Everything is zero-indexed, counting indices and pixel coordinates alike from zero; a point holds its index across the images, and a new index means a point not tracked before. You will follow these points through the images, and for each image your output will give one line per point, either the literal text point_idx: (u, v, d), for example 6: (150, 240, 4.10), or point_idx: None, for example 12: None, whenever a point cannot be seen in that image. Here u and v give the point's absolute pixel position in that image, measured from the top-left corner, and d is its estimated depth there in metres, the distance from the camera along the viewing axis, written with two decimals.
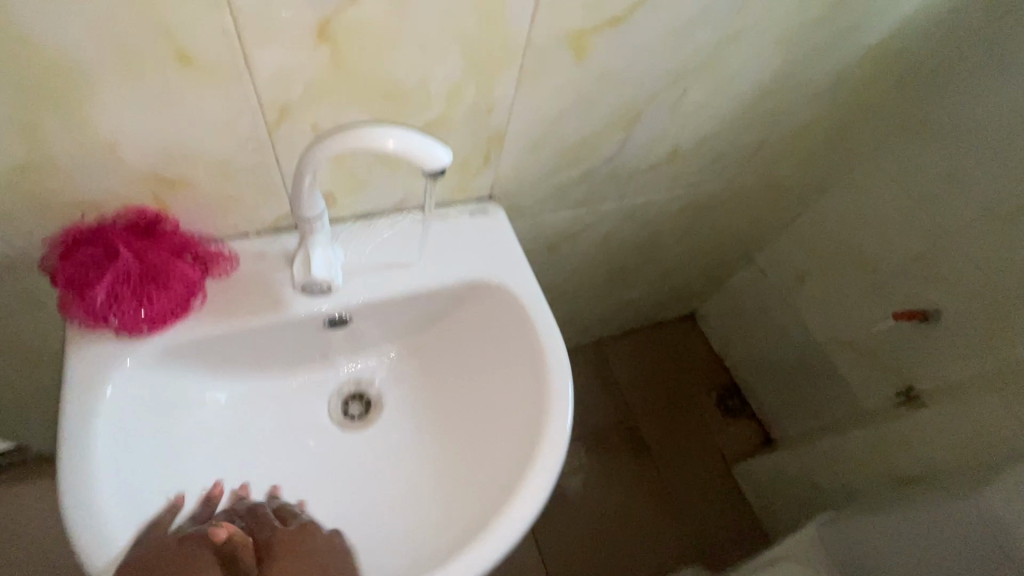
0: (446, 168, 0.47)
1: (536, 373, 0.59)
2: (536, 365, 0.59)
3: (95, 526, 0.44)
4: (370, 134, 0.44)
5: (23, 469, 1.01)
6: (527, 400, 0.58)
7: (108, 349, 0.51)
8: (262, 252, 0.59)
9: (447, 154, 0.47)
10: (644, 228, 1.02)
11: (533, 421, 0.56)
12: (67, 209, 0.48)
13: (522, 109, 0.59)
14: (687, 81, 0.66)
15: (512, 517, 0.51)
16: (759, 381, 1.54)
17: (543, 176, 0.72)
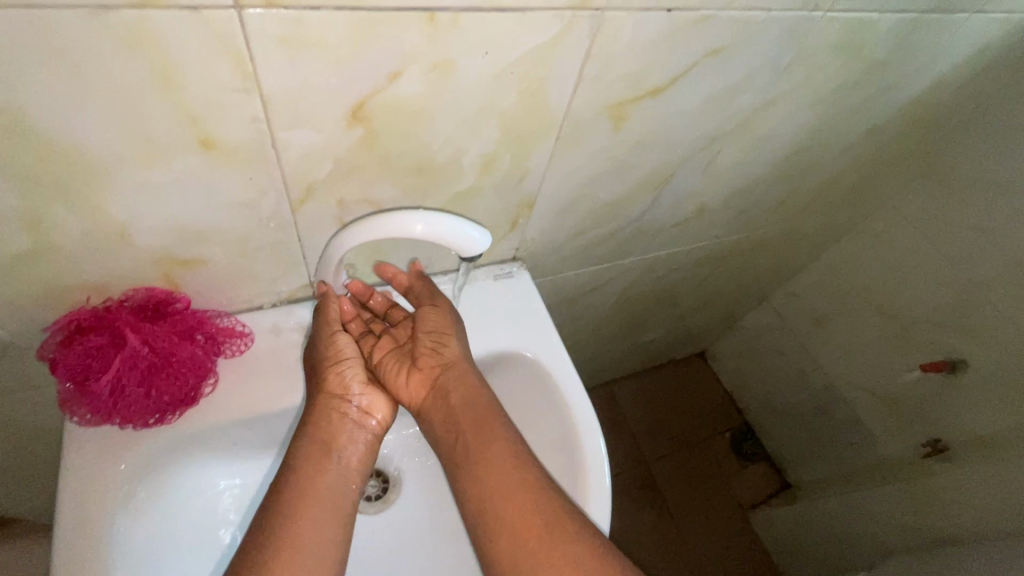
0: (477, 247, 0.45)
1: (571, 457, 0.56)
2: (571, 448, 0.56)
3: None
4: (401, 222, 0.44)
5: None
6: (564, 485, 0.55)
7: (110, 444, 0.46)
8: (277, 326, 0.55)
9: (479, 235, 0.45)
10: (664, 278, 0.99)
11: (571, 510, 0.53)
12: (71, 294, 0.44)
13: (555, 176, 0.56)
14: (722, 143, 0.64)
15: None
16: (775, 424, 1.51)
17: (569, 237, 0.69)
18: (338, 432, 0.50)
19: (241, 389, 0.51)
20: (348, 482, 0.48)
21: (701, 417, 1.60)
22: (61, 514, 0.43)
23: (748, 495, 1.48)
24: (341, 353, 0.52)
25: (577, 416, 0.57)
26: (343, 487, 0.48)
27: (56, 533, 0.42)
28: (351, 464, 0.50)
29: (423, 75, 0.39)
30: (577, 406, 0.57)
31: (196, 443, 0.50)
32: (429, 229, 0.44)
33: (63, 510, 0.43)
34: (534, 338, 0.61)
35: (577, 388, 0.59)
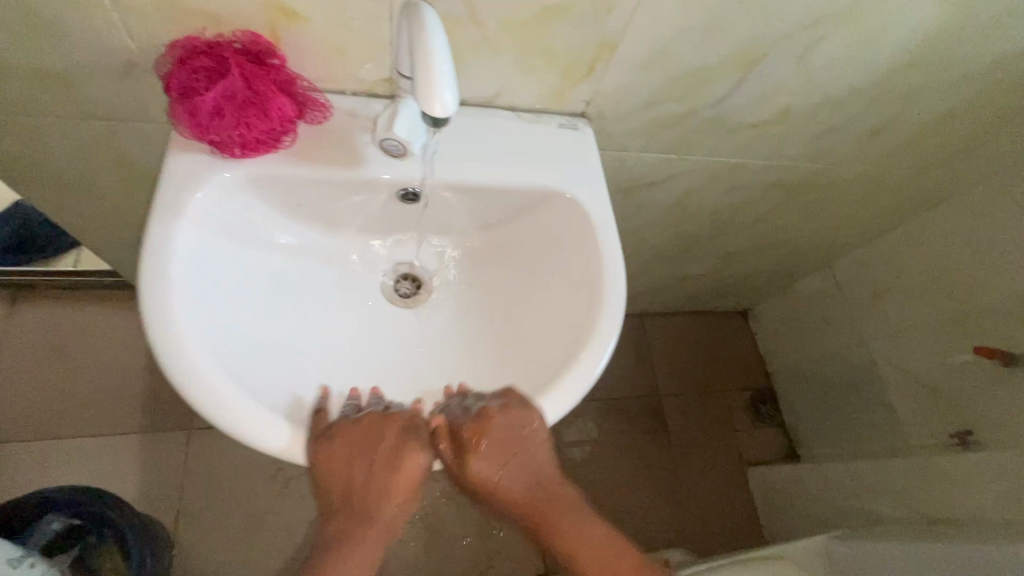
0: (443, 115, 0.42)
1: (589, 302, 0.58)
2: (591, 297, 0.58)
3: (162, 311, 0.48)
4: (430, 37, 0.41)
5: None
6: (573, 324, 0.58)
7: (203, 162, 0.53)
8: (354, 112, 0.60)
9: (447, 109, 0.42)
10: (726, 197, 0.97)
11: (572, 347, 0.56)
12: (191, 19, 0.50)
13: (642, 18, 0.56)
14: (826, 28, 0.61)
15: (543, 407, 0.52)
16: (799, 392, 1.49)
17: (642, 105, 0.69)
18: (366, 509, 0.50)
19: (314, 154, 0.56)
20: (373, 553, 0.50)
21: (726, 370, 1.59)
22: (155, 217, 0.51)
23: (754, 451, 1.50)
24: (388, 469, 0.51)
25: (606, 269, 0.58)
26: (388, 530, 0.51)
27: (149, 232, 0.50)
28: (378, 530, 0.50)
29: None
30: (610, 261, 0.58)
31: (267, 192, 0.57)
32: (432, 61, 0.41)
33: (157, 214, 0.51)
34: (586, 188, 0.63)
35: (615, 247, 0.60)
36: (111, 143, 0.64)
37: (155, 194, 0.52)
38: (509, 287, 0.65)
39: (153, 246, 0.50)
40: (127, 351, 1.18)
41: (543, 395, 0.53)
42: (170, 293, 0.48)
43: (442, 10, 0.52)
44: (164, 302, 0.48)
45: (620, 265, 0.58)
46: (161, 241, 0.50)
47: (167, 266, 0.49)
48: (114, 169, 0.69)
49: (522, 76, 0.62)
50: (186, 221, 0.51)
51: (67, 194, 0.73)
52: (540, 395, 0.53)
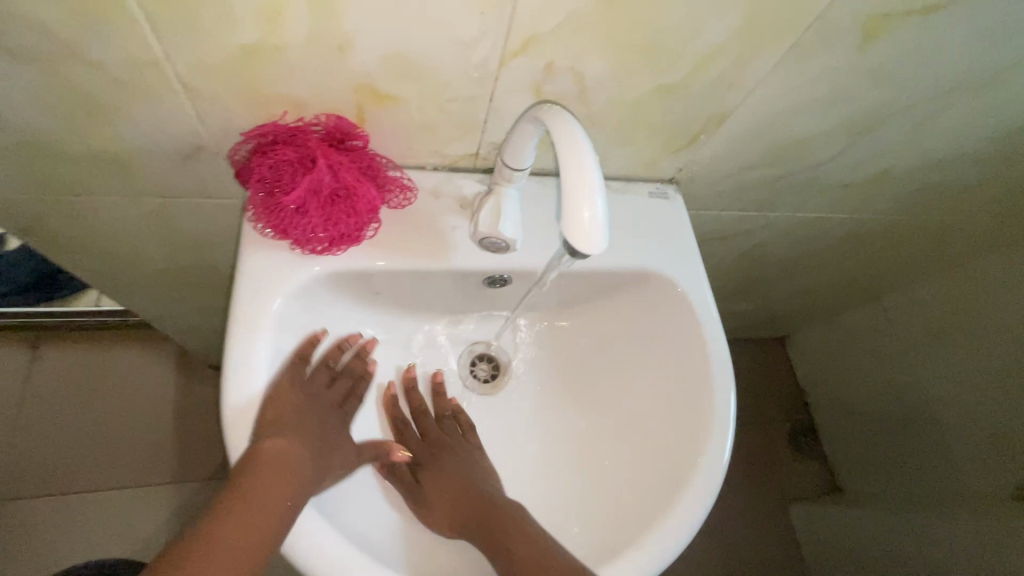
0: (588, 246, 0.35)
1: (697, 408, 0.53)
2: (698, 403, 0.53)
3: (252, 442, 0.43)
4: (571, 142, 0.36)
5: None
6: (677, 434, 0.53)
7: (279, 258, 0.47)
8: (437, 191, 0.54)
9: (599, 239, 0.35)
10: (795, 245, 0.92)
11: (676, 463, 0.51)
12: (271, 106, 0.44)
13: (763, 94, 0.50)
14: (953, 99, 0.55)
15: (671, 527, 0.47)
16: (842, 427, 1.43)
17: (737, 170, 0.64)
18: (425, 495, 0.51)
19: (399, 244, 0.51)
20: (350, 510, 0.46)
21: (766, 400, 1.54)
22: (235, 325, 0.44)
23: (795, 486, 1.46)
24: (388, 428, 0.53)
25: (715, 373, 0.54)
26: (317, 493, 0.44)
27: (230, 345, 0.44)
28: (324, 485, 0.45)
29: None
30: (718, 364, 0.54)
31: (349, 288, 0.51)
32: (587, 176, 0.35)
33: (237, 322, 0.44)
34: (688, 274, 0.58)
35: (722, 346, 0.55)
36: (161, 217, 0.58)
37: (233, 297, 0.45)
38: (600, 375, 0.61)
39: (236, 361, 0.43)
40: (151, 399, 1.13)
41: (665, 513, 0.48)
42: (278, 398, 0.44)
43: (550, 90, 0.46)
44: (255, 432, 0.42)
45: (729, 370, 0.54)
46: (243, 356, 0.44)
47: (254, 388, 0.43)
48: (162, 240, 0.63)
49: (618, 148, 0.56)
50: (271, 329, 0.45)
51: (109, 264, 0.67)
52: (662, 513, 0.48)
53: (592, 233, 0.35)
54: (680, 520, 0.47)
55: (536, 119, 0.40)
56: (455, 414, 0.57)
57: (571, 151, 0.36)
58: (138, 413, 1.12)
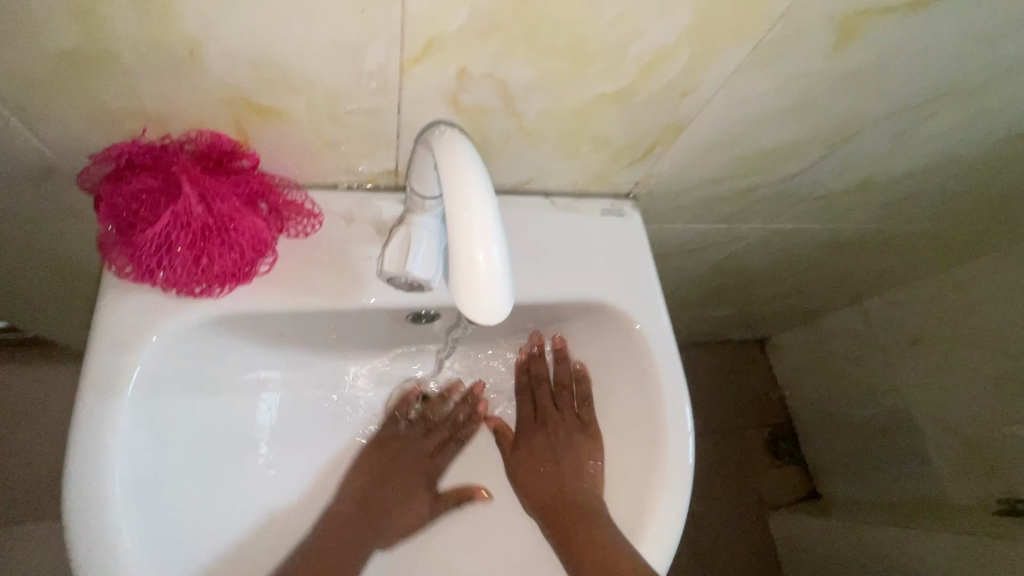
0: (491, 312, 0.29)
1: (648, 460, 0.47)
2: (651, 455, 0.48)
3: (96, 524, 0.35)
4: (459, 175, 0.29)
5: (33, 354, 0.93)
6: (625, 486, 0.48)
7: (150, 302, 0.40)
8: (349, 214, 0.46)
9: (502, 303, 0.29)
10: (771, 254, 0.85)
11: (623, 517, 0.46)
12: (125, 121, 0.36)
13: (724, 102, 0.43)
14: (940, 106, 0.49)
15: None
16: (818, 432, 1.37)
17: (700, 183, 0.57)
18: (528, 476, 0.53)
19: (302, 281, 0.43)
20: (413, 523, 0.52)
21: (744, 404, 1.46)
22: (86, 387, 0.37)
23: (772, 493, 1.38)
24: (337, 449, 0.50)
25: (669, 420, 0.48)
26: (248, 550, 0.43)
27: (77, 410, 0.37)
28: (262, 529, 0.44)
29: None
30: (673, 411, 0.48)
31: (239, 331, 0.44)
32: (480, 216, 0.29)
33: (87, 383, 0.37)
34: (642, 305, 0.51)
35: (680, 390, 0.49)
36: (30, 242, 0.50)
37: (85, 354, 0.38)
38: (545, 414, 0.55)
39: (82, 430, 0.36)
40: (13, 430, 0.88)
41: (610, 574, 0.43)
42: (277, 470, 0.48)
43: (469, 101, 0.39)
44: (99, 516, 0.35)
45: (686, 419, 0.48)
46: (91, 423, 0.37)
47: (103, 461, 0.36)
48: (41, 265, 0.55)
49: (562, 163, 0.49)
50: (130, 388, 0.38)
51: None
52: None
53: (490, 297, 0.29)
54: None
55: (430, 143, 0.33)
56: (580, 381, 0.54)
57: (459, 185, 0.29)
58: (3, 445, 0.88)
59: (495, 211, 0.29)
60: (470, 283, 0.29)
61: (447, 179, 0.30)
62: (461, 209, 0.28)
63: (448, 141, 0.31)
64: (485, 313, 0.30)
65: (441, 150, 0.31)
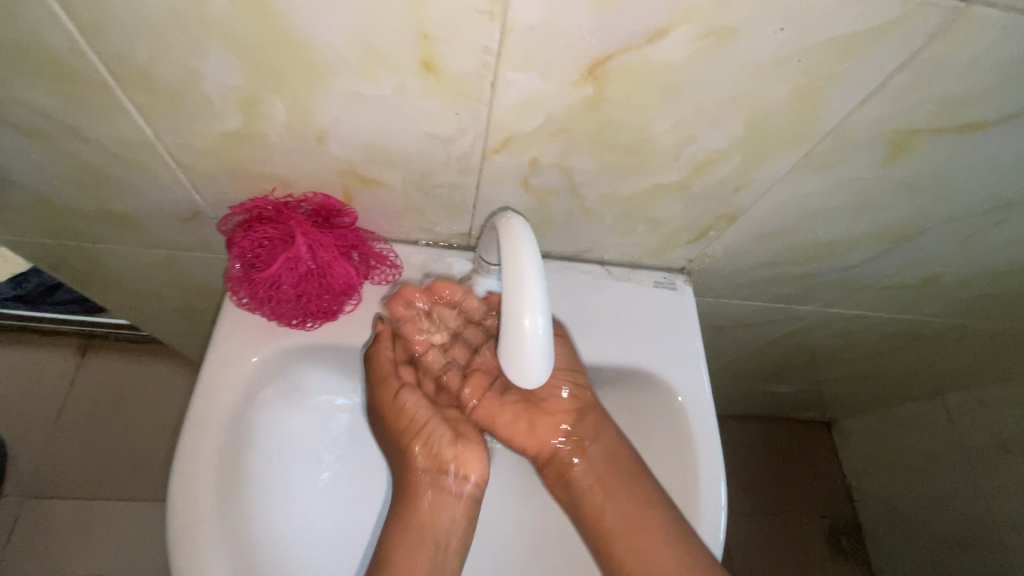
0: (530, 382, 0.36)
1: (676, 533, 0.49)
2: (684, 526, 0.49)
3: (186, 515, 0.42)
4: (514, 260, 0.33)
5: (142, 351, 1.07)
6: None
7: (255, 329, 0.47)
8: (424, 267, 0.53)
9: (541, 375, 0.35)
10: (835, 338, 0.83)
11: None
12: (260, 182, 0.45)
13: (777, 197, 0.46)
14: (1009, 214, 0.48)
15: None
16: (888, 532, 1.26)
17: (755, 265, 0.58)
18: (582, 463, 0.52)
19: (379, 323, 0.50)
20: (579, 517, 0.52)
21: (804, 490, 1.36)
22: (193, 403, 0.45)
23: None
24: (415, 422, 0.48)
25: (702, 501, 0.49)
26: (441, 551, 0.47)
27: (189, 414, 0.44)
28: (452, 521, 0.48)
29: (693, 39, 0.31)
30: (708, 493, 0.49)
31: (325, 362, 0.51)
32: (525, 294, 0.33)
33: (195, 400, 0.45)
34: (686, 378, 0.53)
35: (718, 474, 0.50)
36: (167, 264, 0.61)
37: (199, 374, 0.46)
38: None
39: (187, 440, 0.44)
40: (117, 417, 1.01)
41: None
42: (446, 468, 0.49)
43: (538, 183, 0.44)
44: (193, 516, 0.42)
45: (718, 503, 0.49)
46: (197, 433, 0.44)
47: (201, 467, 0.43)
48: (170, 283, 0.66)
49: (619, 237, 0.53)
50: (229, 411, 0.45)
51: (128, 298, 0.70)
52: None
53: (525, 374, 0.35)
54: None
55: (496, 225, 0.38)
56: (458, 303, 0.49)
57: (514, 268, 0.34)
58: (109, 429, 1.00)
59: (543, 288, 0.34)
60: (518, 352, 0.34)
61: (506, 264, 0.34)
62: (523, 296, 0.33)
63: (506, 226, 0.35)
64: (530, 381, 0.36)
65: (500, 233, 0.35)
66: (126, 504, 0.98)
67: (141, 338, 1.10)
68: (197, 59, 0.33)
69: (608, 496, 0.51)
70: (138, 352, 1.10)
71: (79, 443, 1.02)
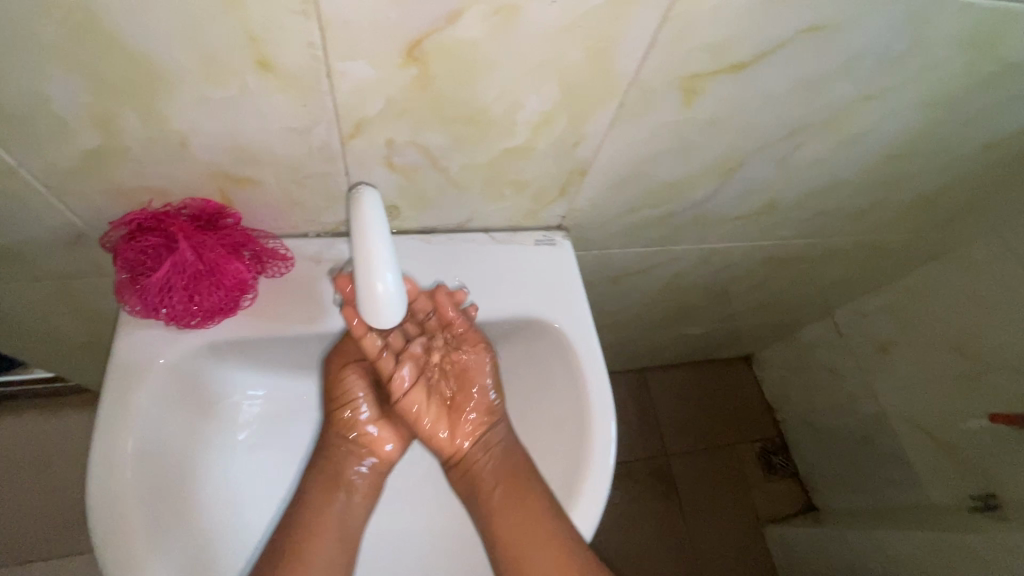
0: (390, 327, 0.43)
1: (579, 468, 0.54)
2: (581, 442, 0.55)
3: (108, 507, 0.44)
4: (360, 225, 0.38)
5: (73, 399, 1.06)
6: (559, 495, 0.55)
7: (157, 334, 0.50)
8: (318, 256, 0.56)
9: (397, 320, 0.42)
10: (717, 273, 0.93)
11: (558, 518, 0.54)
12: (136, 195, 0.47)
13: (612, 146, 0.53)
14: (806, 135, 0.58)
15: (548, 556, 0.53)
16: (809, 443, 1.39)
17: (620, 213, 0.66)
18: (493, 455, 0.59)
19: (277, 312, 0.53)
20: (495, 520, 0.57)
21: (734, 421, 1.49)
22: (101, 409, 0.47)
23: (768, 508, 1.39)
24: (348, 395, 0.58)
25: (596, 433, 0.55)
26: (344, 525, 0.55)
27: (100, 414, 0.47)
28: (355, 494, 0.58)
29: (486, 18, 0.37)
30: (597, 408, 0.55)
31: (231, 355, 0.54)
32: (372, 255, 0.38)
33: (104, 407, 0.47)
34: (569, 317, 0.60)
35: (604, 398, 0.56)
36: (61, 294, 0.61)
37: (104, 377, 0.48)
38: None
39: (102, 450, 0.45)
40: (56, 470, 1.01)
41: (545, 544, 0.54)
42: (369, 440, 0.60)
43: (401, 161, 0.49)
44: (119, 519, 0.44)
45: (608, 423, 0.55)
46: (110, 432, 0.46)
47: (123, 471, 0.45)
48: (67, 314, 0.65)
49: (494, 203, 0.59)
50: (141, 408, 0.48)
51: (27, 339, 0.69)
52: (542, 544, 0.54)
53: (381, 318, 0.42)
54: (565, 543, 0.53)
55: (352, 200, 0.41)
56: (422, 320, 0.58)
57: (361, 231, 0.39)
58: (49, 485, 1.00)
59: (389, 249, 0.39)
60: (372, 303, 0.40)
61: (356, 235, 0.39)
62: (371, 265, 0.39)
63: (359, 199, 0.39)
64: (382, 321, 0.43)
65: (350, 207, 0.40)
66: (72, 559, 0.96)
67: (56, 389, 1.05)
68: (44, 81, 0.36)
69: (499, 488, 0.57)
70: (54, 405, 1.05)
71: (10, 509, 0.98)
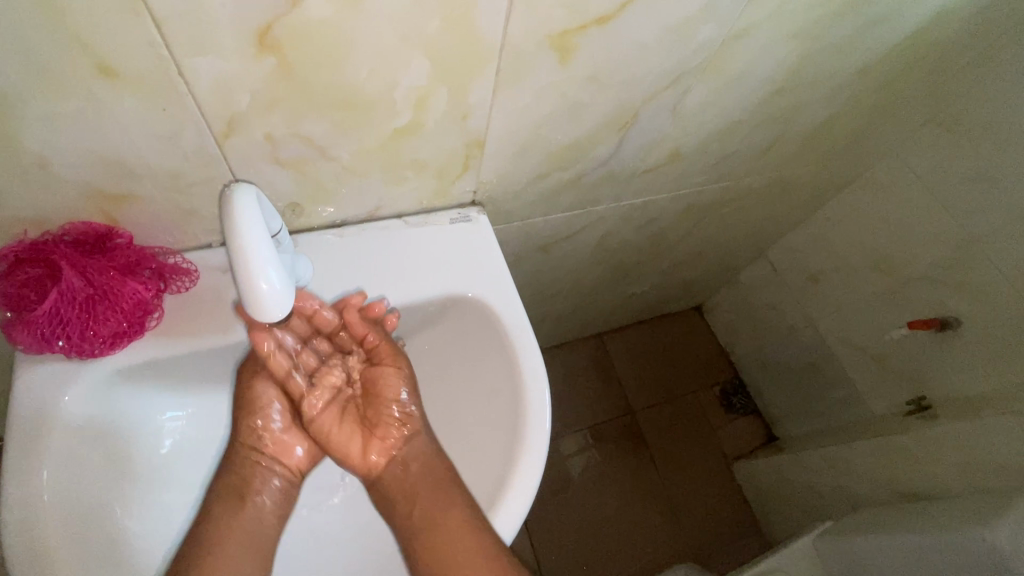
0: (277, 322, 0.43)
1: (515, 433, 0.55)
2: (516, 407, 0.56)
3: (27, 549, 0.42)
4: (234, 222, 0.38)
5: None
6: (499, 462, 0.56)
7: (60, 370, 0.48)
8: (224, 265, 0.55)
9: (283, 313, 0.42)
10: (644, 227, 0.96)
11: (500, 484, 0.54)
12: (8, 227, 0.45)
13: (501, 114, 0.53)
14: (688, 80, 0.60)
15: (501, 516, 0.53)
16: (762, 379, 1.45)
17: (530, 180, 0.67)
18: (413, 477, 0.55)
19: (186, 328, 0.52)
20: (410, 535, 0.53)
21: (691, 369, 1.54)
22: (11, 452, 0.45)
23: (733, 445, 1.45)
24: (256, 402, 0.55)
25: (529, 396, 0.56)
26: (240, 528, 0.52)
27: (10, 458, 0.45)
28: (278, 496, 0.55)
29: None
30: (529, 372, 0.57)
31: (145, 379, 0.53)
32: (250, 253, 0.38)
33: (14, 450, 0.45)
34: (491, 290, 0.60)
35: (535, 362, 0.58)
36: None
37: (8, 421, 0.46)
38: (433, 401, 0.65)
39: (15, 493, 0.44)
40: None
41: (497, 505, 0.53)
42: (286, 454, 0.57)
43: (287, 156, 0.48)
44: (40, 560, 0.42)
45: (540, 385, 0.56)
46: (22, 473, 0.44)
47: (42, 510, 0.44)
48: None
49: (399, 186, 0.58)
50: (55, 444, 0.46)
51: None
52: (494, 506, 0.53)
53: (266, 314, 0.41)
54: (511, 508, 0.53)
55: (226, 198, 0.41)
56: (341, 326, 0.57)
57: (236, 229, 0.38)
58: None
59: (269, 246, 0.39)
60: (256, 301, 0.40)
61: (231, 233, 0.39)
62: (247, 270, 0.39)
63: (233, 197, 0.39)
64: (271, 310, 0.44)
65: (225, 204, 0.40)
66: None
67: None
68: None
69: (421, 491, 0.54)
70: None
71: None
